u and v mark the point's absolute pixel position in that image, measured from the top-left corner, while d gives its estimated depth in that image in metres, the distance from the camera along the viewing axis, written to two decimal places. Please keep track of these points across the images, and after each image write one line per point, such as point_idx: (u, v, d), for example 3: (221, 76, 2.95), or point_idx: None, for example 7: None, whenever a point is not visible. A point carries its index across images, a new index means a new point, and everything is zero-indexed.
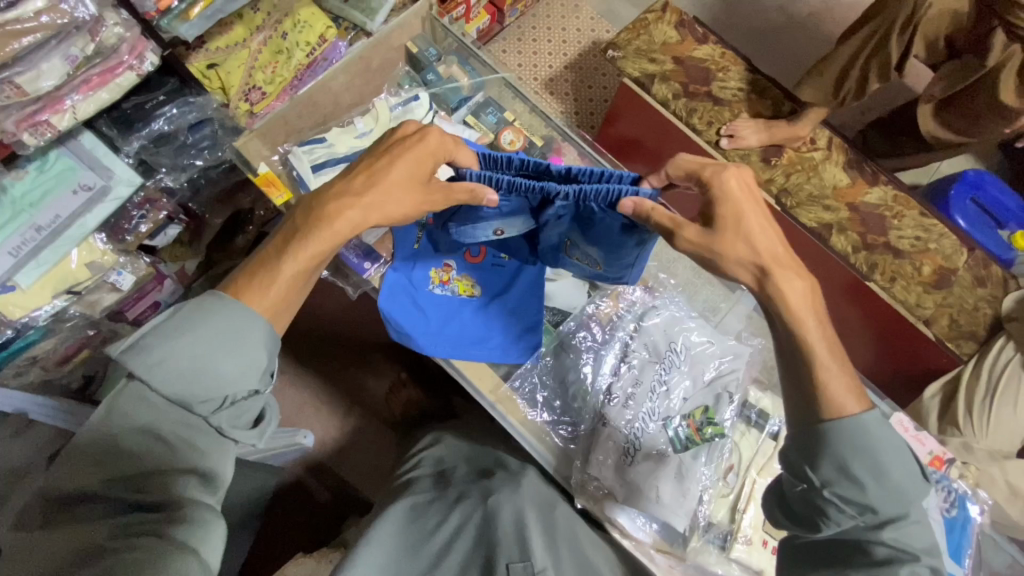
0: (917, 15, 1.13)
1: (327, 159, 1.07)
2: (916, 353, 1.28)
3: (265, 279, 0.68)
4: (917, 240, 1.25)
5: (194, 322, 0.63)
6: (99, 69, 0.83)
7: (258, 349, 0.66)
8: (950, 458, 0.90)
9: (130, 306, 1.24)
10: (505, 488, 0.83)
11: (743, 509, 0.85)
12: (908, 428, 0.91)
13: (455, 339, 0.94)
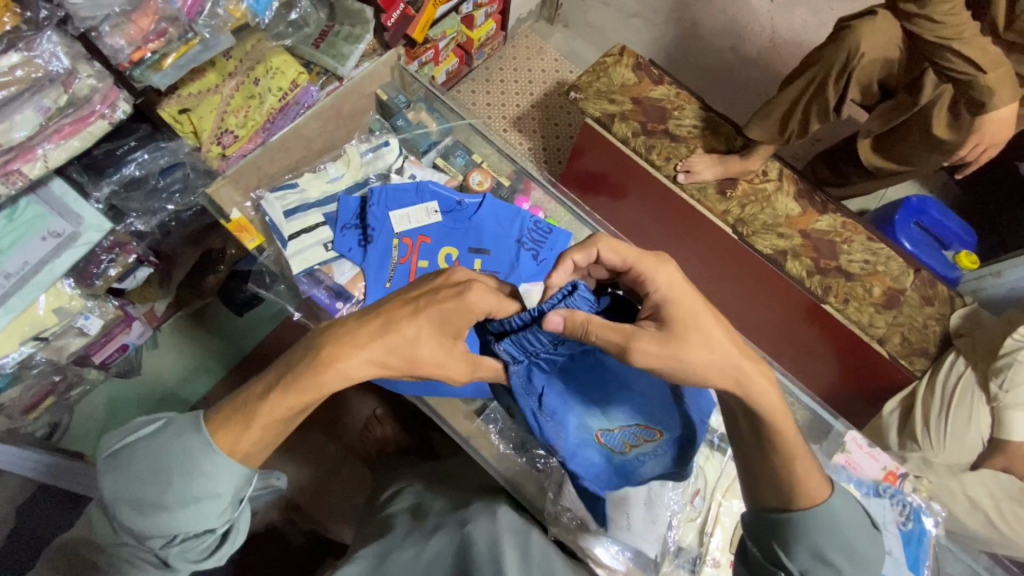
0: (850, 65, 1.23)
1: (300, 205, 1.09)
2: (873, 371, 1.34)
3: (238, 421, 0.63)
4: (867, 264, 1.33)
5: (168, 448, 0.63)
6: (71, 119, 0.84)
7: (219, 486, 0.63)
8: (903, 472, 0.94)
9: (96, 349, 1.21)
10: (482, 518, 0.83)
11: (711, 532, 0.87)
12: (861, 445, 0.96)
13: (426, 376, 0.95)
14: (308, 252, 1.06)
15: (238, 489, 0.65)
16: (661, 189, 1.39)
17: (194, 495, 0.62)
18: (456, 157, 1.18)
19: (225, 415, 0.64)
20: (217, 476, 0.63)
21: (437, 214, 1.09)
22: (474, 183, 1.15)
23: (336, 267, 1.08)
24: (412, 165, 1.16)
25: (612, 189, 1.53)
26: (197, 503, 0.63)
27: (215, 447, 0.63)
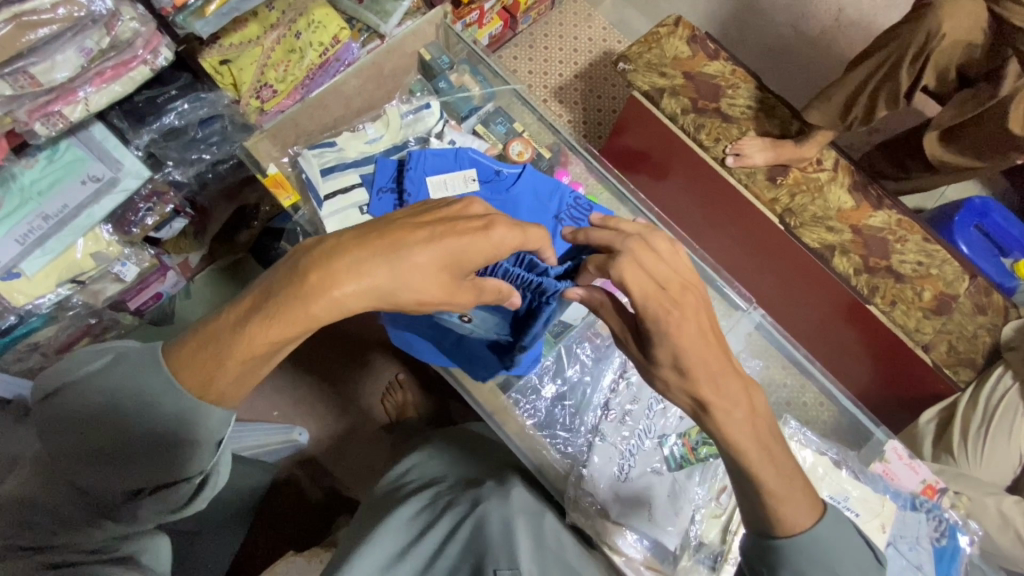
0: (929, 46, 1.14)
1: (338, 163, 1.07)
2: (912, 378, 1.28)
3: (215, 354, 0.59)
4: (919, 265, 1.25)
5: (131, 385, 0.58)
6: (112, 62, 0.83)
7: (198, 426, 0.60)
8: (943, 488, 0.90)
9: (132, 295, 1.25)
10: (494, 495, 0.83)
11: (735, 530, 0.82)
12: (901, 455, 0.92)
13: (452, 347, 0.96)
14: (343, 214, 1.04)
15: (217, 433, 0.61)
16: (709, 172, 1.32)
17: (167, 438, 0.59)
18: (497, 124, 1.13)
19: (197, 349, 0.59)
20: (196, 413, 0.60)
21: (475, 182, 1.05)
22: (514, 154, 1.11)
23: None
24: (452, 130, 1.13)
25: (653, 168, 1.47)
26: (172, 447, 0.59)
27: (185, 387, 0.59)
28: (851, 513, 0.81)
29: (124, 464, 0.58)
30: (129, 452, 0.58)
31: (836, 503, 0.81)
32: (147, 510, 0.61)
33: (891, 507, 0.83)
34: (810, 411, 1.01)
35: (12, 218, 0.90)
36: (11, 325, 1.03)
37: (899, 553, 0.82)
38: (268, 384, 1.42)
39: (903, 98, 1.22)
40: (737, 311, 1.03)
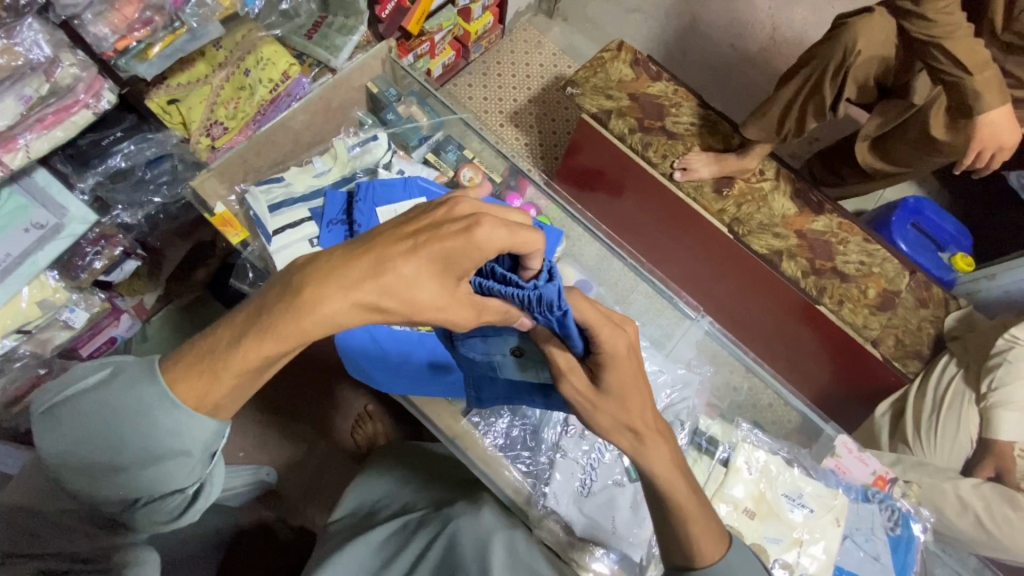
0: (846, 62, 1.22)
1: (287, 199, 1.07)
2: (865, 373, 1.34)
3: (207, 368, 0.57)
4: (862, 264, 1.32)
5: (121, 402, 0.57)
6: (54, 107, 0.83)
7: (187, 440, 0.58)
8: (893, 478, 0.92)
9: (83, 342, 1.21)
10: (466, 513, 0.82)
11: None
12: (851, 449, 0.94)
13: (412, 375, 0.94)
14: (293, 248, 1.03)
15: (209, 446, 0.60)
16: (660, 188, 1.38)
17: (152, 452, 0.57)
18: (448, 152, 1.16)
19: (192, 362, 0.58)
20: (185, 434, 0.58)
21: None
22: (465, 180, 1.12)
23: None
24: (401, 160, 1.14)
25: (609, 186, 1.52)
26: (161, 462, 0.57)
27: (176, 399, 0.57)
28: (805, 510, 0.84)
29: (114, 480, 0.57)
30: (117, 468, 0.57)
31: (791, 501, 0.84)
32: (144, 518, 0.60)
33: (842, 503, 0.85)
34: (770, 412, 1.03)
35: None
36: None
37: (856, 545, 0.85)
38: (232, 424, 1.38)
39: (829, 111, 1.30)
40: (686, 319, 1.07)
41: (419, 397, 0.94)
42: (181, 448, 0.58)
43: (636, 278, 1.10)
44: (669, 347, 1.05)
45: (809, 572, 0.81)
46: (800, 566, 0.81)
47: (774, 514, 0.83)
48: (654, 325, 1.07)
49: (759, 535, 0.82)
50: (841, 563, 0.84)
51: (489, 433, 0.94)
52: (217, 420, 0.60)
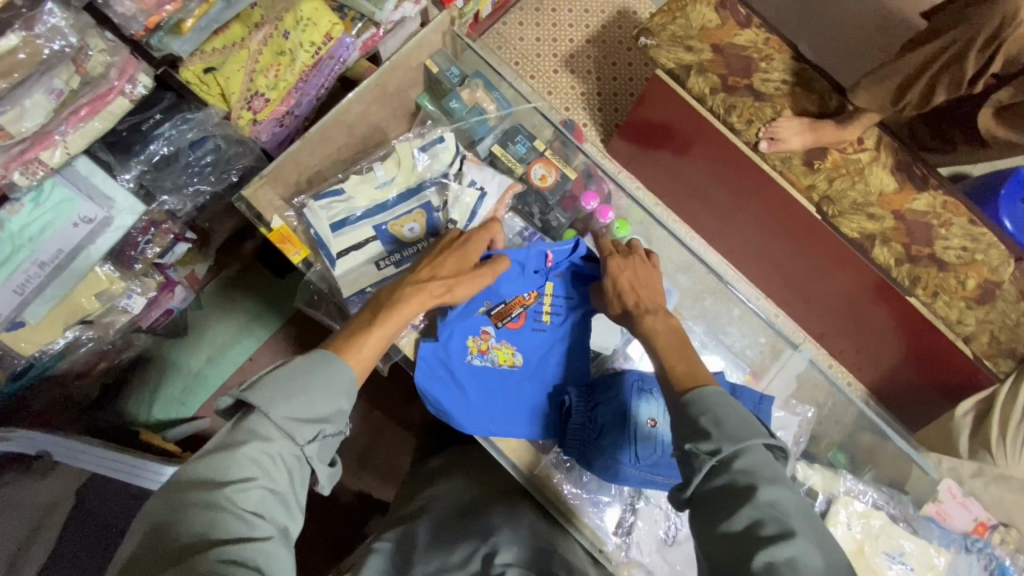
0: (1003, 35, 0.98)
1: (349, 215, 0.95)
2: (951, 369, 1.24)
3: (356, 341, 0.76)
4: (964, 251, 1.17)
5: (305, 384, 0.69)
6: (87, 98, 0.79)
7: (338, 402, 0.70)
8: (995, 526, 0.95)
9: (144, 316, 1.22)
10: (505, 530, 0.84)
11: None
12: (954, 495, 0.95)
13: (492, 413, 0.93)
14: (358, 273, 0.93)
15: (342, 408, 0.71)
16: (740, 157, 1.24)
17: (296, 421, 0.67)
18: (518, 144, 1.02)
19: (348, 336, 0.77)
20: (333, 404, 0.70)
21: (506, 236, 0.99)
22: (536, 178, 1.00)
23: None
24: (471, 166, 1.00)
25: (677, 144, 1.36)
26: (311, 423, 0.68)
27: (333, 369, 0.71)
28: (905, 567, 0.83)
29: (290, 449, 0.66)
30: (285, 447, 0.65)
31: (891, 558, 0.83)
32: (236, 526, 0.60)
33: (945, 561, 0.85)
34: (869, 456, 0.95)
35: (6, 267, 0.85)
36: (24, 368, 1.02)
37: None
38: None
39: (966, 86, 1.08)
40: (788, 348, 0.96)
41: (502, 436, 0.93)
42: (318, 418, 0.68)
43: (728, 297, 0.99)
44: (763, 377, 0.96)
45: None
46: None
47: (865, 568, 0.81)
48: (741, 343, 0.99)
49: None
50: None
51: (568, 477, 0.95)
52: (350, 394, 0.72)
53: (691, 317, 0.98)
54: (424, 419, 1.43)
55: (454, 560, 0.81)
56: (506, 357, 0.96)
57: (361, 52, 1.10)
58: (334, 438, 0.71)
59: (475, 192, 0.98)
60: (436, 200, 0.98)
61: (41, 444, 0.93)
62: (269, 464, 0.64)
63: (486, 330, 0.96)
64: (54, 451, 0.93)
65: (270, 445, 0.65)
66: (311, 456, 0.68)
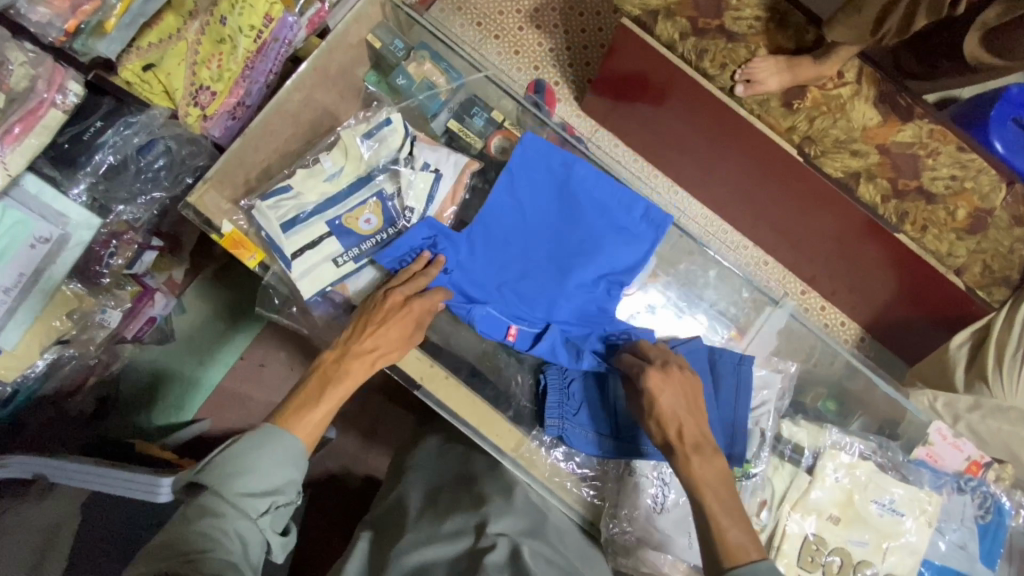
0: None
1: (298, 212, 0.82)
2: (943, 299, 1.23)
3: (303, 411, 0.76)
4: (953, 180, 1.13)
5: (259, 457, 0.71)
6: (18, 115, 0.75)
7: (294, 474, 0.73)
8: (987, 464, 0.89)
9: (125, 325, 1.20)
10: (496, 500, 0.86)
11: (778, 547, 0.79)
12: (946, 435, 0.91)
13: (503, 283, 0.88)
14: (316, 271, 0.82)
15: (295, 483, 0.73)
16: (716, 104, 1.19)
17: (241, 497, 0.69)
18: (473, 116, 0.91)
19: (302, 399, 0.77)
20: (283, 476, 0.72)
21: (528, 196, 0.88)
22: (498, 151, 0.90)
23: (351, 285, 0.85)
24: (424, 146, 0.87)
25: (653, 94, 1.30)
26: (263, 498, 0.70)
27: (284, 446, 0.73)
28: (896, 514, 0.82)
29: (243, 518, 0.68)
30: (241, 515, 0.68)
31: (881, 506, 0.82)
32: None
33: (937, 505, 0.83)
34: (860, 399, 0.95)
35: None
36: (10, 394, 1.02)
37: (944, 539, 0.84)
38: None
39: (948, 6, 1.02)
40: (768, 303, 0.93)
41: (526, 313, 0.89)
42: (268, 494, 0.71)
43: (703, 259, 0.95)
44: (746, 336, 0.93)
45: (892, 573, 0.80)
46: (885, 567, 0.80)
47: (859, 517, 0.81)
48: (723, 302, 0.96)
49: (843, 540, 0.81)
50: (929, 557, 0.83)
51: (552, 454, 0.88)
52: (300, 470, 0.74)
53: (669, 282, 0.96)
54: (422, 400, 1.44)
55: (446, 529, 0.84)
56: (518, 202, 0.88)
57: (307, 31, 1.04)
58: (285, 509, 0.73)
59: (429, 175, 0.84)
60: (391, 187, 0.86)
61: (35, 466, 0.93)
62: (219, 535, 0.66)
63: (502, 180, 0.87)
64: (48, 472, 0.92)
65: (220, 519, 0.67)
66: (266, 529, 0.70)
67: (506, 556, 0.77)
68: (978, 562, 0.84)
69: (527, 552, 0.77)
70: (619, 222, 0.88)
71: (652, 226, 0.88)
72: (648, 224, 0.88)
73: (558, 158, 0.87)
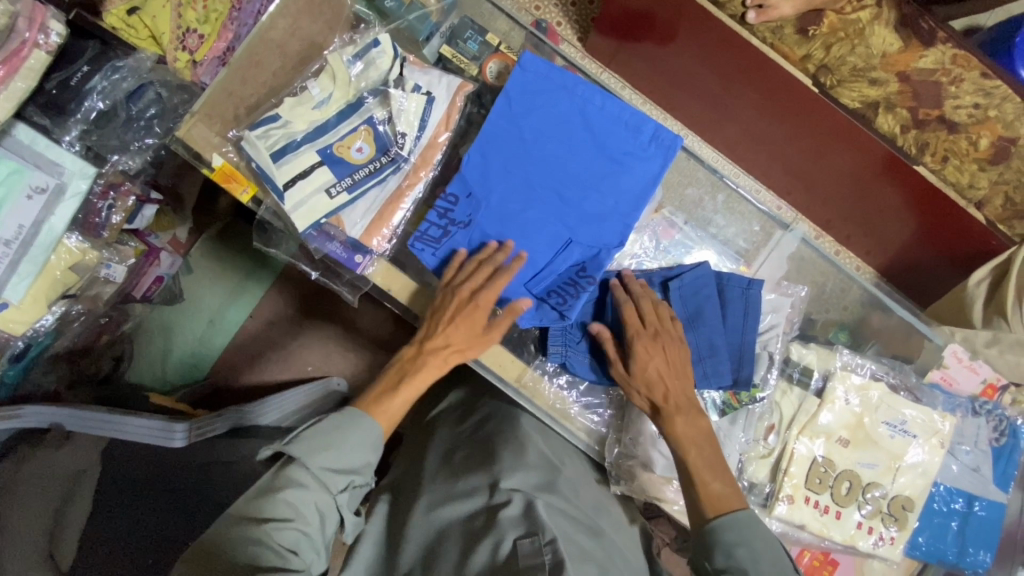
0: None
1: (290, 142, 0.70)
2: (966, 234, 1.18)
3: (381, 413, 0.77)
4: (976, 110, 1.05)
5: (336, 441, 0.73)
6: (2, 55, 0.73)
7: (369, 459, 0.76)
8: (1004, 386, 0.89)
9: (133, 285, 1.22)
10: (507, 457, 0.89)
11: (786, 469, 0.81)
12: (962, 359, 0.90)
13: (506, 222, 0.77)
14: (310, 205, 0.71)
15: (370, 466, 0.76)
16: (728, 34, 1.13)
17: (327, 472, 0.72)
18: (467, 38, 0.81)
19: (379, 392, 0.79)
20: (360, 463, 0.75)
21: (529, 116, 0.77)
22: (495, 77, 0.79)
23: (348, 220, 0.73)
24: (415, 69, 0.74)
25: (661, 29, 1.23)
26: (343, 474, 0.74)
27: (360, 431, 0.75)
28: (908, 436, 0.81)
29: (322, 491, 0.72)
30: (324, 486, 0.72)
31: (892, 428, 0.81)
32: (274, 558, 0.67)
33: (950, 426, 0.82)
34: (869, 329, 0.94)
35: None
36: (22, 349, 1.01)
37: (956, 460, 0.85)
38: (297, 340, 1.48)
39: None
40: (778, 228, 0.91)
41: (532, 252, 0.78)
42: (348, 474, 0.74)
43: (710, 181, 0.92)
44: (754, 265, 0.90)
45: (905, 493, 0.81)
46: (895, 488, 0.81)
47: (869, 440, 0.81)
48: (732, 230, 0.93)
49: (852, 462, 0.81)
50: (940, 480, 0.84)
51: (553, 383, 0.87)
52: (376, 456, 0.77)
53: (673, 213, 0.90)
54: None
55: (460, 489, 0.87)
56: (517, 124, 0.77)
57: None
58: (361, 488, 0.77)
59: (423, 98, 0.72)
60: (382, 112, 0.72)
61: (49, 416, 0.93)
62: (305, 508, 0.70)
63: (497, 112, 0.76)
64: (63, 422, 0.93)
65: (305, 492, 0.71)
66: (342, 505, 0.74)
67: (519, 511, 0.81)
68: (991, 485, 0.85)
69: (541, 505, 0.82)
70: (625, 151, 0.78)
71: (661, 149, 0.78)
72: (656, 146, 0.78)
73: (558, 82, 0.76)
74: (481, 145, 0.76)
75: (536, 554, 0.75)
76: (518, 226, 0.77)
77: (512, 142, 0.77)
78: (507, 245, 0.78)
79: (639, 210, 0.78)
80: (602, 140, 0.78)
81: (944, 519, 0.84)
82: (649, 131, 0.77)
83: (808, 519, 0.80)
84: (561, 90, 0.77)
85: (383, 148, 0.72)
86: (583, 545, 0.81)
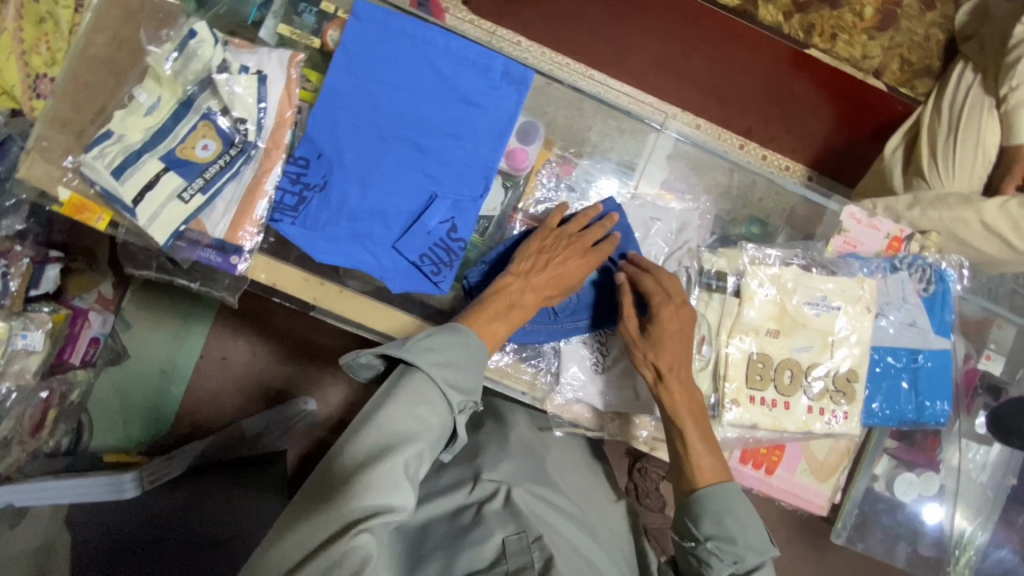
0: None
1: (129, 155, 0.67)
2: (869, 104, 1.21)
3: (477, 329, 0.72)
4: None
5: (445, 356, 0.68)
6: None
7: (475, 378, 0.70)
8: (907, 236, 0.85)
9: (69, 351, 1.18)
10: (490, 450, 0.86)
11: (725, 376, 0.77)
12: (860, 219, 0.85)
13: (363, 180, 0.75)
14: (166, 216, 0.68)
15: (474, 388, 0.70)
16: None
17: (442, 387, 0.67)
18: (301, 11, 0.76)
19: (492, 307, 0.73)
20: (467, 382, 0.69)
21: (370, 65, 0.74)
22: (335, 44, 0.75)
23: (210, 221, 0.71)
24: (240, 51, 0.71)
25: None
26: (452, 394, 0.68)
27: (471, 348, 0.70)
28: (832, 309, 0.79)
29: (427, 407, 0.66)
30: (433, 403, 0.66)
31: (814, 307, 0.79)
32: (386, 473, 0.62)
33: (871, 289, 0.79)
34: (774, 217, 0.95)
35: None
36: None
37: (890, 322, 0.82)
38: (254, 372, 1.45)
39: None
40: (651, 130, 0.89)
41: (392, 206, 0.76)
42: (460, 391, 0.69)
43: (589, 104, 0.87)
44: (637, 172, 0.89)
45: (845, 368, 0.79)
46: (835, 364, 0.79)
47: (795, 325, 0.78)
48: None
49: (787, 350, 0.78)
50: (873, 343, 0.82)
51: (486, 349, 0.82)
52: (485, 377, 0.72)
53: (564, 148, 0.87)
54: None
55: (443, 483, 0.82)
56: (360, 74, 0.74)
57: None
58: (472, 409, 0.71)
59: (254, 77, 0.70)
60: (217, 103, 0.71)
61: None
62: (414, 425, 0.65)
63: (335, 66, 0.73)
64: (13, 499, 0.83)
65: (425, 403, 0.66)
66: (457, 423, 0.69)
67: (500, 502, 0.79)
68: (931, 334, 0.82)
69: (519, 496, 0.80)
70: (477, 91, 0.76)
71: (514, 84, 0.76)
72: (508, 83, 0.76)
73: (399, 28, 0.74)
74: (326, 103, 0.74)
75: (525, 552, 0.72)
76: (376, 180, 0.75)
77: (354, 96, 0.74)
78: (365, 203, 0.75)
79: (499, 150, 0.77)
80: (450, 81, 0.75)
81: (893, 381, 0.82)
82: (501, 70, 0.76)
83: (760, 418, 0.77)
84: (402, 36, 0.74)
85: (228, 141, 0.70)
86: (568, 534, 0.80)
